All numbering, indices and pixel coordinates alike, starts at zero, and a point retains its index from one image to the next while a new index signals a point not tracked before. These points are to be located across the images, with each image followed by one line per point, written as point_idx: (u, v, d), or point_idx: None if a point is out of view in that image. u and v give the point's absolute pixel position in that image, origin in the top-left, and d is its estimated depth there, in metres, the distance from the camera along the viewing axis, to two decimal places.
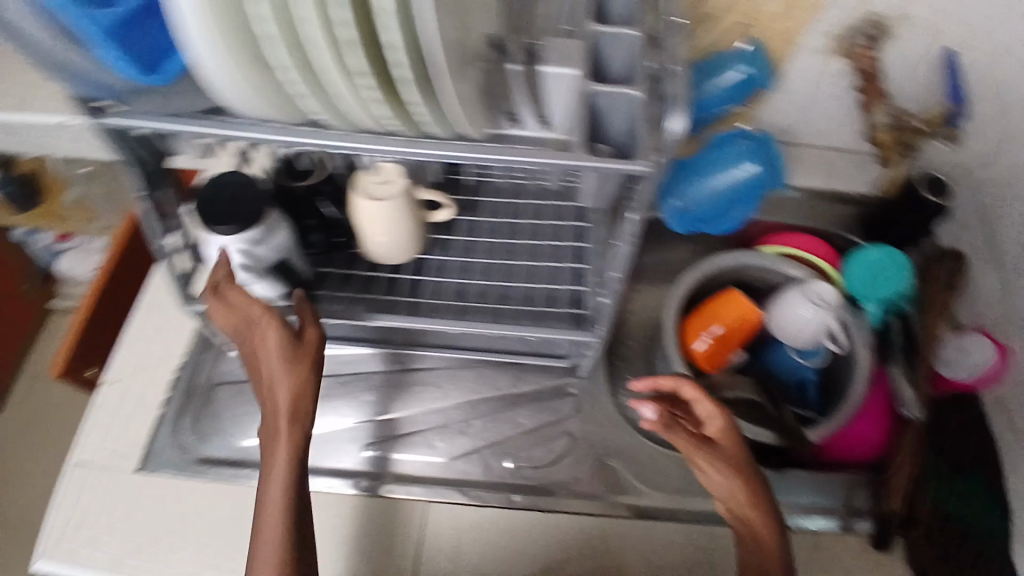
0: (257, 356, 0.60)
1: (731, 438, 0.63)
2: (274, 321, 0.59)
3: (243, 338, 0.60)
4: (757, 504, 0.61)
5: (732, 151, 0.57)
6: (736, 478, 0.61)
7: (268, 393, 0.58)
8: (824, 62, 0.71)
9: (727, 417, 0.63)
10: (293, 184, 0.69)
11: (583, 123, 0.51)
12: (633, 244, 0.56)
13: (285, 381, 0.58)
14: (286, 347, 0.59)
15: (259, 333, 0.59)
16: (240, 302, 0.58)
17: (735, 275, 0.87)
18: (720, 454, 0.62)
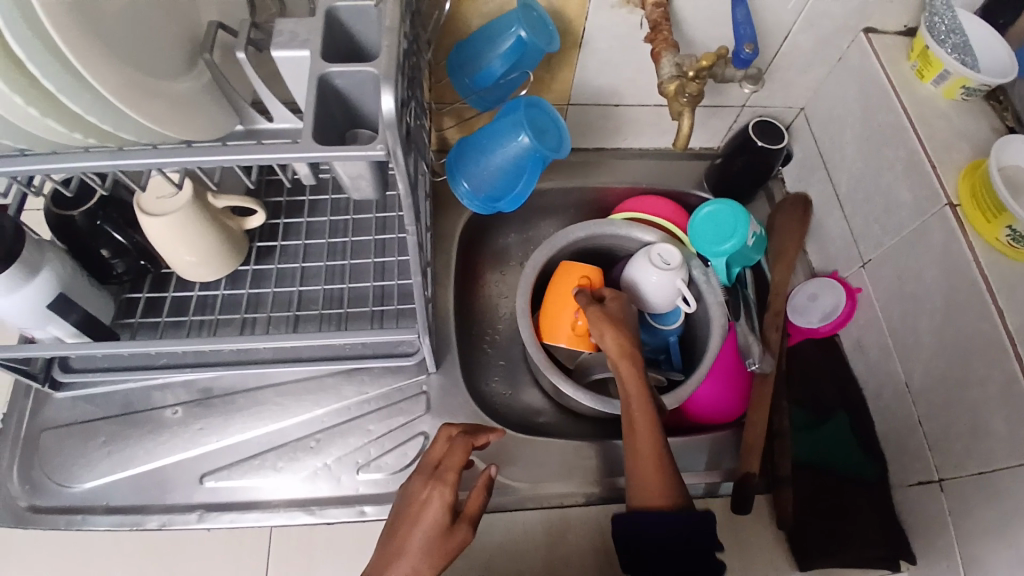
0: (413, 510, 0.54)
1: (619, 300, 0.73)
2: (445, 488, 0.55)
3: (402, 507, 0.55)
4: (624, 345, 0.68)
5: (507, 121, 0.53)
6: (609, 323, 0.69)
7: (403, 552, 0.52)
8: (617, 16, 0.67)
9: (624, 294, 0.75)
10: (70, 213, 0.62)
11: (313, 110, 0.46)
12: (414, 234, 0.51)
13: (417, 561, 0.52)
14: (441, 531, 0.53)
15: (424, 499, 0.54)
16: (455, 456, 0.57)
17: (592, 245, 0.84)
18: (604, 310, 0.71)
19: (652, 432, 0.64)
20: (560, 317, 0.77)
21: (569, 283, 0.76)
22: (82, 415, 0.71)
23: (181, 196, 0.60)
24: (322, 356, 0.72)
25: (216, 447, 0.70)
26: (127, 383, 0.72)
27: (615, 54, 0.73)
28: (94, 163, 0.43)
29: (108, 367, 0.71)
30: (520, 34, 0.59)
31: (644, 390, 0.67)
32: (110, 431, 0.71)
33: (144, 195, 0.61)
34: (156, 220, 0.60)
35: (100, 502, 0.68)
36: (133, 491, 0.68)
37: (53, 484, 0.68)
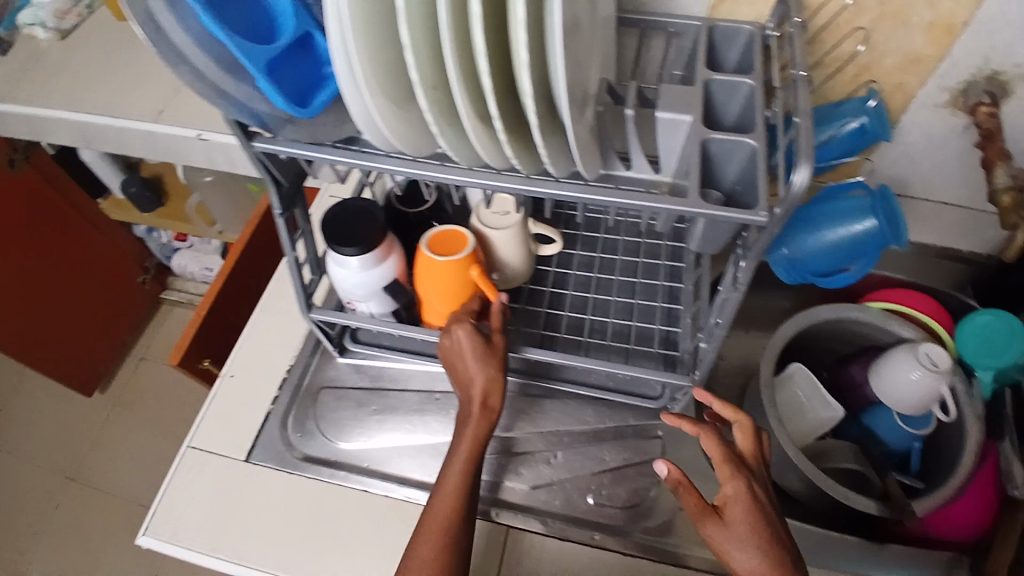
0: (457, 348, 0.66)
1: (749, 506, 0.56)
2: (464, 321, 0.66)
3: (446, 360, 0.67)
4: (762, 541, 0.55)
5: (852, 206, 0.56)
6: (754, 537, 0.55)
7: (465, 377, 0.65)
8: (939, 116, 0.68)
9: (743, 476, 0.58)
10: (407, 210, 0.73)
11: (698, 169, 0.52)
12: (739, 292, 0.55)
13: (482, 371, 0.64)
14: (483, 344, 0.65)
15: (454, 338, 0.66)
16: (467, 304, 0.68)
17: (837, 328, 0.83)
18: (741, 500, 0.57)
19: None
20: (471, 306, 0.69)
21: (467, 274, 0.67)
22: (350, 381, 0.80)
23: (511, 218, 0.70)
24: (572, 380, 0.79)
25: None
26: (401, 364, 0.81)
27: (919, 151, 0.73)
28: (508, 185, 0.52)
29: (387, 346, 0.80)
30: (860, 121, 0.61)
31: None
32: (379, 402, 0.79)
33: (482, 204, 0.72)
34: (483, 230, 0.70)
35: (356, 462, 0.75)
36: (388, 460, 0.75)
37: (325, 437, 0.76)
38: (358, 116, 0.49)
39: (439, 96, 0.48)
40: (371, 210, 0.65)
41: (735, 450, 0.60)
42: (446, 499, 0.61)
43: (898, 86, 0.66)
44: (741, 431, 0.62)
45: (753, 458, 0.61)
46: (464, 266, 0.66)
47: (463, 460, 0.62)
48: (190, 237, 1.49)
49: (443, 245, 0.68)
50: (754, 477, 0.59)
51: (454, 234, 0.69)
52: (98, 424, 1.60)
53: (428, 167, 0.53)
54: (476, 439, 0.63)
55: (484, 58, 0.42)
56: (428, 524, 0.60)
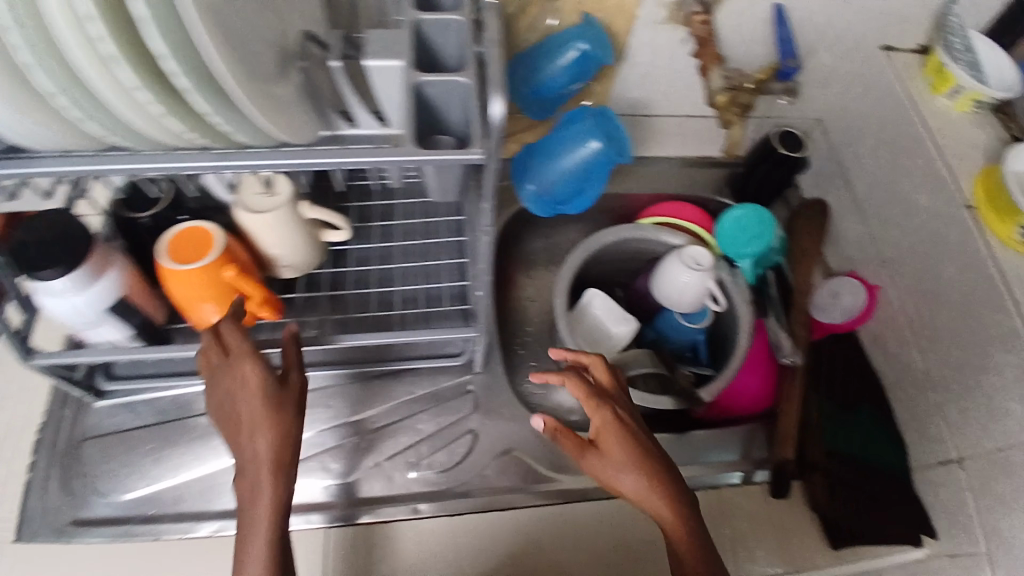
0: (237, 394, 0.56)
1: (619, 431, 0.59)
2: (245, 361, 0.55)
3: (220, 409, 0.56)
4: (639, 460, 0.57)
5: (574, 129, 0.57)
6: (630, 458, 0.58)
7: (247, 424, 0.55)
8: (663, 31, 0.70)
9: (614, 407, 0.60)
10: (133, 215, 0.62)
11: (411, 117, 0.48)
12: (489, 235, 0.55)
13: (277, 424, 0.55)
14: (271, 387, 0.56)
15: (235, 382, 0.55)
16: (235, 338, 0.57)
17: (619, 250, 0.88)
18: (609, 426, 0.59)
19: (699, 552, 0.57)
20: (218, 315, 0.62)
21: (206, 280, 0.59)
22: (121, 424, 0.71)
23: (275, 199, 0.62)
24: (369, 358, 0.77)
25: None
26: (175, 390, 0.73)
27: (654, 70, 0.77)
28: (196, 164, 0.45)
29: (153, 375, 0.72)
30: (581, 48, 0.62)
31: (678, 501, 0.57)
32: (159, 438, 0.71)
33: (244, 184, 0.63)
34: (251, 217, 0.61)
35: (140, 512, 0.67)
36: (183, 497, 0.68)
37: (99, 493, 0.67)
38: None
39: (69, 73, 0.39)
40: (69, 219, 0.55)
41: (596, 384, 0.62)
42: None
43: (618, 8, 0.67)
44: (597, 367, 0.64)
45: (613, 386, 0.63)
46: (201, 272, 0.59)
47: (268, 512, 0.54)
48: None
49: (187, 248, 0.60)
50: (618, 402, 0.61)
51: (196, 231, 0.61)
52: None
53: (85, 158, 0.43)
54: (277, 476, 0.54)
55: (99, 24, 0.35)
56: None
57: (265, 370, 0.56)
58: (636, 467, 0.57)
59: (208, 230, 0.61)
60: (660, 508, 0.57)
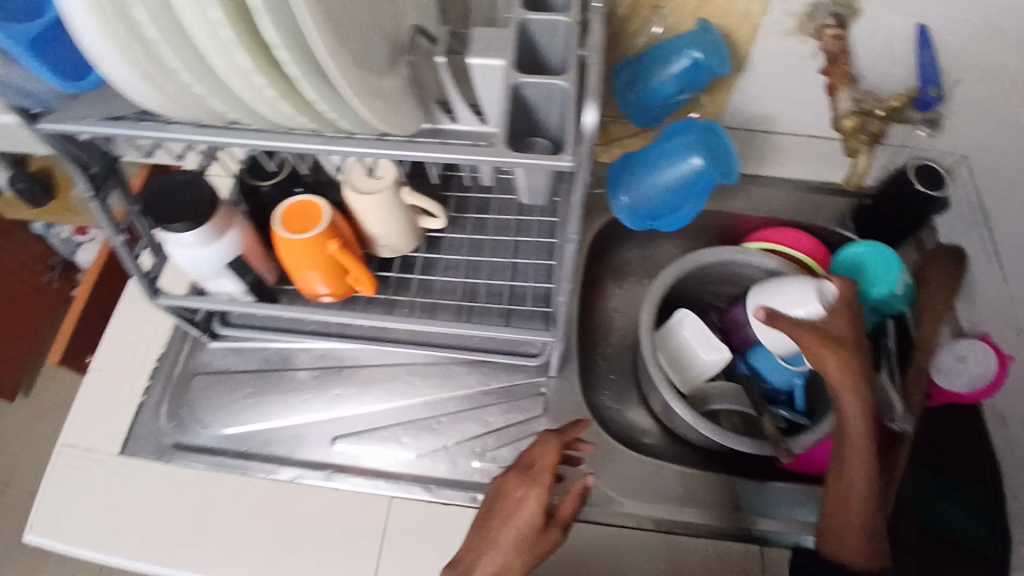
0: (509, 506, 0.57)
1: (852, 332, 0.66)
2: (539, 488, 0.57)
3: (498, 497, 0.59)
4: (856, 364, 0.64)
5: (674, 145, 0.54)
6: (841, 365, 0.63)
7: (502, 520, 0.57)
8: (790, 44, 0.66)
9: (855, 320, 0.67)
10: (258, 184, 0.68)
11: (506, 116, 0.50)
12: (573, 243, 0.54)
13: (517, 558, 0.55)
14: (535, 528, 0.56)
15: (520, 497, 0.57)
16: (546, 463, 0.59)
17: (721, 272, 0.83)
18: (852, 327, 0.66)
19: (869, 487, 0.63)
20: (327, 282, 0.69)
21: (313, 253, 0.64)
22: (230, 365, 0.78)
23: (382, 182, 0.66)
24: (452, 344, 0.76)
25: (348, 414, 0.75)
26: (277, 344, 0.78)
27: (779, 84, 0.71)
28: (305, 145, 0.49)
29: (262, 326, 0.77)
30: (694, 56, 0.59)
31: (864, 429, 0.63)
32: (256, 384, 0.77)
33: (351, 170, 0.67)
34: (360, 198, 0.65)
35: (234, 447, 0.73)
36: (267, 442, 0.73)
37: (198, 423, 0.74)
38: (111, 78, 0.43)
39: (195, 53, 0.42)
40: (197, 181, 0.61)
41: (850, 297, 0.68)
42: None
43: (741, 16, 0.64)
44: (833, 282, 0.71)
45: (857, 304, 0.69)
46: (311, 244, 0.64)
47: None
48: (91, 231, 1.42)
49: (297, 220, 0.64)
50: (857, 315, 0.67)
51: (306, 205, 0.65)
52: (26, 434, 1.56)
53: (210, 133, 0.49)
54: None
55: (223, 29, 0.38)
56: None
57: (540, 518, 0.56)
58: (846, 371, 0.63)
59: (317, 206, 0.65)
60: (851, 420, 0.63)
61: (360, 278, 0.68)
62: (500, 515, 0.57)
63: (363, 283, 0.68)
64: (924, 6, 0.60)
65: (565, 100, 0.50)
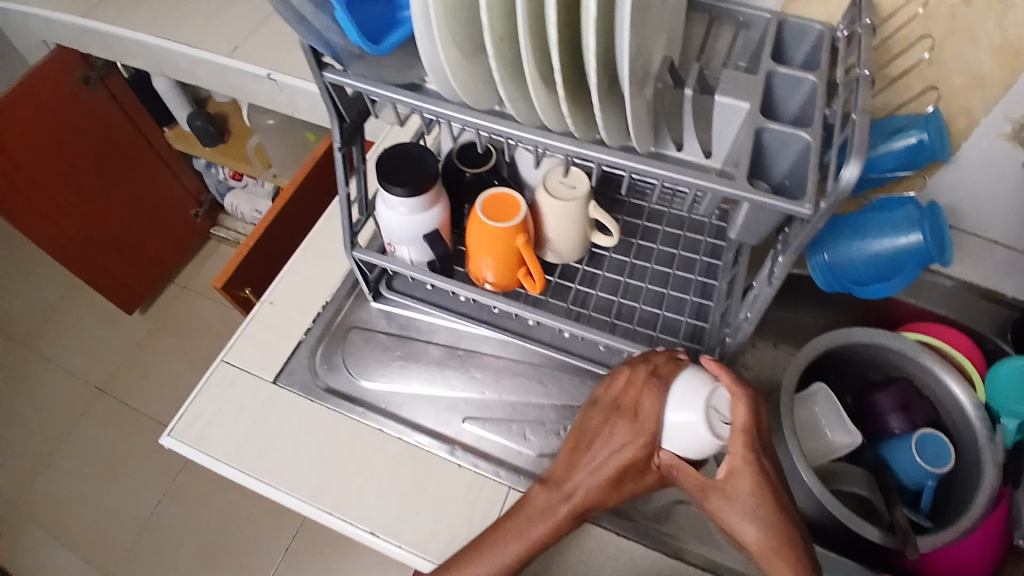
0: (607, 442, 0.62)
1: (754, 480, 0.57)
2: (640, 440, 0.60)
3: (601, 429, 0.63)
4: (762, 513, 0.57)
5: (896, 217, 0.56)
6: (753, 514, 0.57)
7: (603, 462, 0.62)
8: (1005, 146, 0.66)
9: (761, 464, 0.57)
10: (463, 169, 0.73)
11: (749, 156, 0.52)
12: (771, 288, 0.56)
13: (609, 488, 0.62)
14: (634, 470, 0.62)
15: (621, 440, 0.61)
16: (650, 418, 0.60)
17: (867, 352, 0.82)
18: (748, 474, 0.57)
19: None
20: (497, 271, 0.72)
21: (501, 241, 0.68)
22: (382, 326, 0.82)
23: (578, 191, 0.70)
24: (591, 357, 0.79)
25: (482, 398, 0.77)
26: (430, 317, 0.83)
27: (978, 181, 0.71)
28: (558, 144, 0.54)
29: (420, 299, 0.82)
30: (920, 137, 0.60)
31: None
32: (403, 349, 0.81)
33: (551, 175, 0.71)
34: (556, 202, 0.69)
35: (372, 401, 0.77)
36: (402, 404, 0.77)
37: (348, 372, 0.79)
38: (426, 55, 0.51)
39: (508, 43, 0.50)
40: (424, 157, 0.67)
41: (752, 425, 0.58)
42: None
43: (964, 108, 0.64)
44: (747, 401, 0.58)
45: (761, 431, 0.58)
46: (504, 233, 0.67)
47: (555, 524, 0.62)
48: (244, 178, 1.54)
49: (495, 209, 0.68)
50: (763, 450, 0.58)
51: (506, 197, 0.69)
52: (135, 344, 1.68)
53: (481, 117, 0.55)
54: (575, 514, 0.62)
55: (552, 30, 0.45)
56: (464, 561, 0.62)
57: (641, 464, 0.61)
58: (756, 524, 0.57)
59: (512, 199, 0.69)
60: None
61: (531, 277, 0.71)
62: (596, 449, 0.63)
63: (531, 280, 0.72)
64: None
65: (804, 154, 0.53)
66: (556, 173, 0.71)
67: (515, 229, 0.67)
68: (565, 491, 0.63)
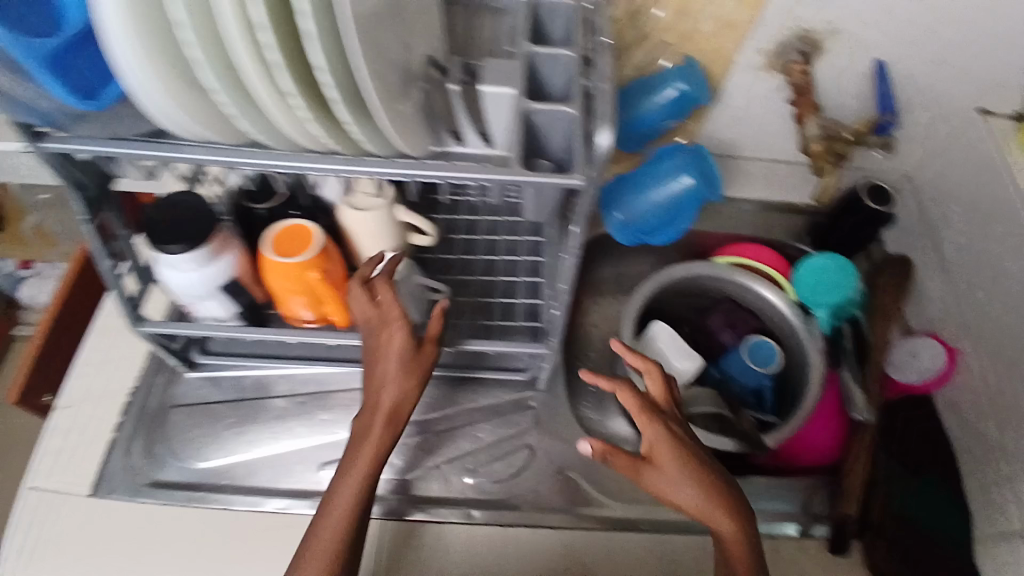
0: (377, 347, 0.62)
1: (673, 446, 0.58)
2: (399, 323, 0.62)
3: (369, 348, 0.63)
4: (694, 470, 0.58)
5: (670, 165, 0.59)
6: (687, 476, 0.58)
7: (380, 378, 0.61)
8: (757, 79, 0.73)
9: (672, 430, 0.59)
10: (253, 207, 0.69)
11: (517, 141, 0.53)
12: (574, 258, 0.58)
13: (400, 381, 0.61)
14: (409, 350, 0.62)
15: (385, 337, 0.62)
16: (387, 305, 0.61)
17: (688, 284, 0.88)
18: (667, 440, 0.58)
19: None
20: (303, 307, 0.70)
21: (289, 277, 0.65)
22: (206, 395, 0.80)
23: (379, 200, 0.68)
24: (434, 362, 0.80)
25: (332, 440, 0.77)
26: (258, 370, 0.81)
27: (745, 113, 0.78)
28: (325, 164, 0.50)
29: (246, 353, 0.80)
30: (678, 87, 0.65)
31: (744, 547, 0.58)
32: (236, 413, 0.79)
33: (347, 188, 0.69)
34: (359, 216, 0.67)
35: (215, 481, 0.75)
36: (249, 472, 0.75)
37: (174, 458, 0.76)
38: (151, 113, 0.46)
39: (231, 65, 0.45)
40: (198, 205, 0.62)
41: (648, 398, 0.61)
42: (320, 559, 0.56)
43: (715, 52, 0.70)
44: (651, 378, 0.63)
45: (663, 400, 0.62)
46: (287, 267, 0.64)
47: (367, 464, 0.59)
48: (37, 262, 1.35)
49: (288, 243, 0.65)
50: (669, 417, 0.61)
51: (300, 229, 0.66)
52: None
53: (241, 153, 0.50)
54: (381, 446, 0.60)
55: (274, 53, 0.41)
56: (319, 540, 0.57)
57: (415, 343, 0.63)
58: (696, 487, 0.57)
59: (306, 232, 0.66)
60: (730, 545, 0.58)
61: (334, 309, 0.69)
62: (378, 361, 0.62)
63: (333, 308, 0.70)
64: (879, 43, 0.69)
65: (571, 128, 0.54)
66: (355, 185, 0.69)
67: (299, 265, 0.64)
68: (373, 402, 0.61)
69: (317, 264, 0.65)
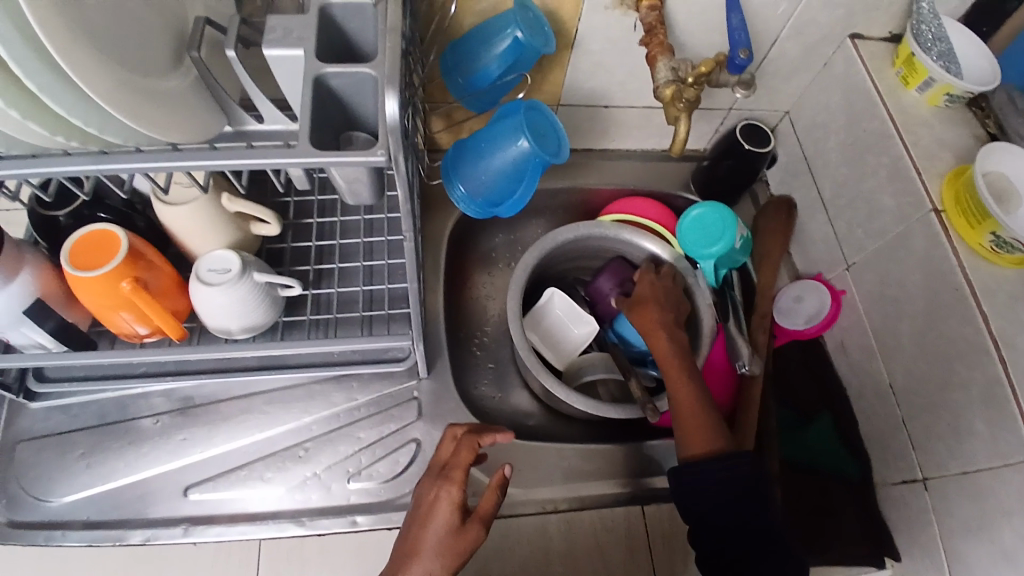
0: (423, 515, 0.57)
1: (647, 282, 0.76)
2: (452, 485, 0.57)
3: (415, 511, 0.58)
4: (644, 299, 0.74)
5: (506, 124, 0.53)
6: (636, 304, 0.74)
7: (412, 548, 0.55)
8: (610, 17, 0.66)
9: (651, 277, 0.76)
10: (53, 214, 0.61)
11: (308, 112, 0.44)
12: (410, 242, 0.52)
13: (430, 559, 0.54)
14: (452, 528, 0.56)
15: (433, 498, 0.57)
16: (459, 462, 0.59)
17: (574, 247, 0.83)
18: (647, 278, 0.76)
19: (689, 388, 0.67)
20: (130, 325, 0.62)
21: (93, 292, 0.57)
22: (55, 426, 0.72)
23: (191, 192, 0.59)
24: (305, 363, 0.73)
25: (198, 461, 0.70)
26: (109, 391, 0.73)
27: (607, 59, 0.72)
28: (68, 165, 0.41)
29: (88, 376, 0.72)
30: (515, 34, 0.58)
31: (676, 363, 0.68)
32: (89, 444, 0.71)
33: (153, 187, 0.60)
34: (175, 213, 0.59)
35: (77, 516, 0.68)
36: (112, 506, 0.68)
37: (31, 497, 0.69)
38: None
39: None
40: None
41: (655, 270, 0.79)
42: None
43: None
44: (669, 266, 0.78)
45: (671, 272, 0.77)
46: (87, 280, 0.56)
47: None
48: None
49: (88, 254, 0.57)
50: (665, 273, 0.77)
51: (103, 236, 0.58)
52: None
53: None
54: None
55: None
56: None
57: (457, 518, 0.56)
58: (640, 309, 0.73)
59: (109, 238, 0.57)
60: (663, 357, 0.70)
61: (163, 325, 0.61)
62: (421, 525, 0.56)
63: (163, 323, 0.61)
64: None
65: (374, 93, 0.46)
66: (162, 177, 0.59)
67: (99, 277, 0.56)
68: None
69: (126, 271, 0.57)
